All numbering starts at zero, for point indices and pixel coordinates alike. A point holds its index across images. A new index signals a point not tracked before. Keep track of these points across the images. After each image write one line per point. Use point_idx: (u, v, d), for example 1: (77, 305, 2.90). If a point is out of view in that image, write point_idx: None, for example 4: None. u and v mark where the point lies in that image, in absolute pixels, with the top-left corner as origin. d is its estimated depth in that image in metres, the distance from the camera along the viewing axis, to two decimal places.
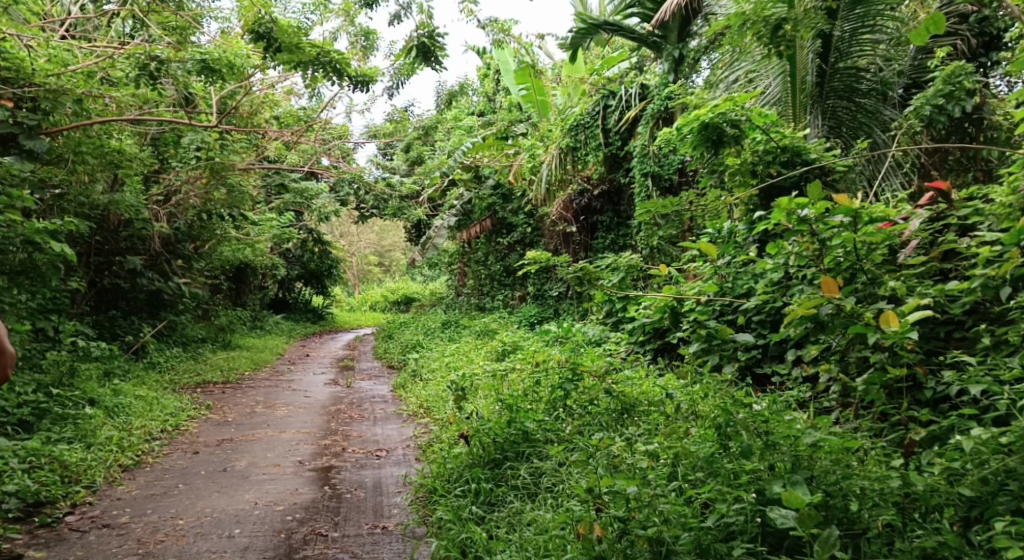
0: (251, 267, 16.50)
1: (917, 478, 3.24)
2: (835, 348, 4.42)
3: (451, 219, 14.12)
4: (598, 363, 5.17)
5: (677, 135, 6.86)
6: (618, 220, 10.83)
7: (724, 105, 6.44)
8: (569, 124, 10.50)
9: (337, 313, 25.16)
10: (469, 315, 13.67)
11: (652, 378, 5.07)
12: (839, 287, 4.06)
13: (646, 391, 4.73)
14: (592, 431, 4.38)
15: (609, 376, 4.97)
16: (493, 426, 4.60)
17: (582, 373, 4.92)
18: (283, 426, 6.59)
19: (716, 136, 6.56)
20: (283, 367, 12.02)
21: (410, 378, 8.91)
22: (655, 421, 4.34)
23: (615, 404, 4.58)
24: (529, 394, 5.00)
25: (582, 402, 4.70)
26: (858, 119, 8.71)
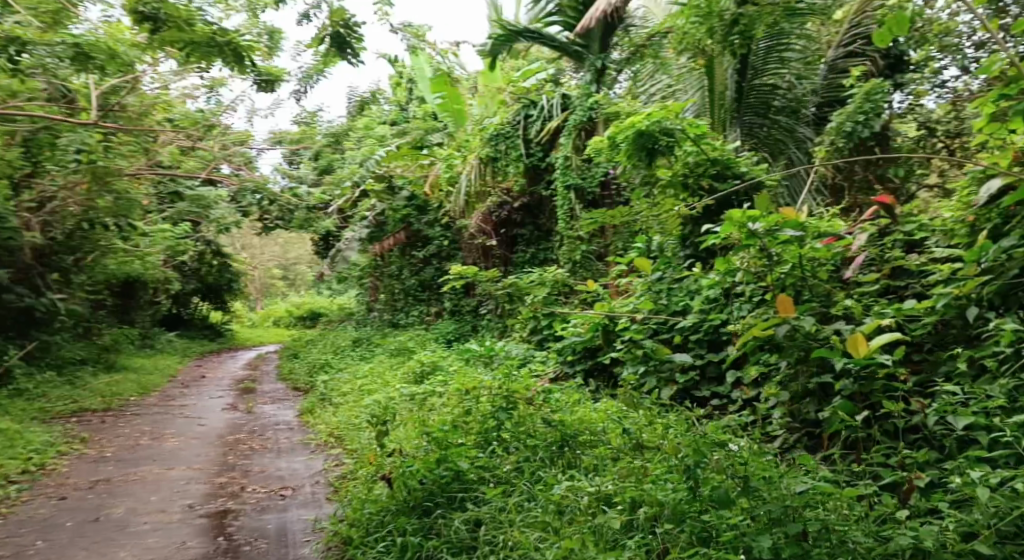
0: (141, 280, 15.33)
1: (928, 534, 2.96)
2: (789, 372, 4.17)
3: (363, 231, 13.50)
4: (532, 388, 4.76)
5: (610, 142, 6.53)
6: (538, 233, 10.62)
7: (658, 115, 6.09)
8: (489, 134, 10.16)
9: (238, 329, 23.87)
10: (382, 332, 13.05)
11: (591, 405, 4.69)
12: (796, 305, 3.92)
13: (587, 421, 4.34)
14: (533, 470, 3.94)
15: (544, 404, 4.56)
16: (418, 464, 4.12)
17: (516, 400, 4.50)
18: (171, 463, 5.86)
19: (650, 147, 6.24)
20: (175, 390, 11.06)
21: (318, 402, 8.25)
22: (599, 456, 3.96)
23: (554, 436, 4.17)
24: (456, 424, 4.52)
25: (519, 434, 4.25)
26: (773, 135, 8.69)
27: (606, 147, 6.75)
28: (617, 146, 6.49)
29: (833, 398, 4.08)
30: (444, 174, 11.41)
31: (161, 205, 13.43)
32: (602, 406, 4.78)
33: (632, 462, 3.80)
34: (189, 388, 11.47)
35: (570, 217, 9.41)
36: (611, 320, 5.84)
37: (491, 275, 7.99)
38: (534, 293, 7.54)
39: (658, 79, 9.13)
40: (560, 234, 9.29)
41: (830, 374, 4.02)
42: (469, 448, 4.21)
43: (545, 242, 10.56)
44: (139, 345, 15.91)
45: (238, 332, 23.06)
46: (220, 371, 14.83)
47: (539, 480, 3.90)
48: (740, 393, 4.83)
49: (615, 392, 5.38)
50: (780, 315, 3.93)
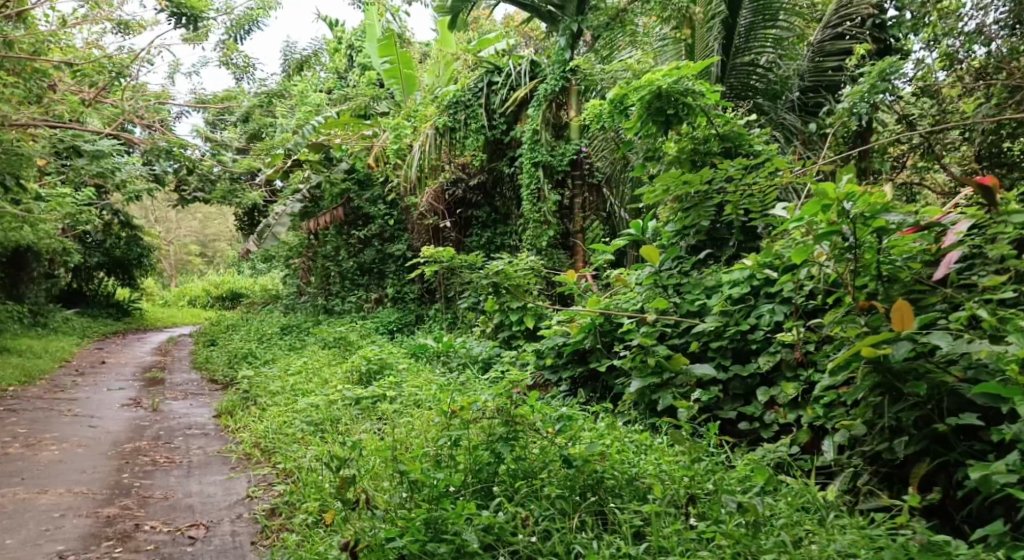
0: (34, 249, 13.57)
1: None
2: (875, 402, 3.33)
3: (296, 205, 12.19)
4: (532, 406, 3.81)
5: (615, 106, 5.49)
6: (497, 216, 9.69)
7: (678, 72, 4.99)
8: (447, 101, 9.13)
9: (148, 308, 21.95)
10: (314, 319, 11.76)
11: (604, 434, 3.78)
12: (913, 318, 3.17)
13: (607, 459, 3.43)
14: (564, 546, 3.01)
15: (549, 432, 3.60)
16: (389, 527, 3.15)
17: (516, 426, 3.53)
18: (47, 484, 4.64)
19: (668, 114, 5.17)
20: (67, 381, 9.58)
21: (240, 403, 7.03)
22: (648, 514, 3.07)
23: (573, 480, 3.29)
24: (437, 457, 3.54)
25: (528, 482, 3.33)
26: (769, 120, 7.57)
27: (605, 109, 5.71)
28: (619, 107, 5.49)
29: (927, 436, 3.24)
30: (391, 145, 10.31)
31: (59, 166, 11.83)
32: (614, 434, 3.83)
33: (699, 539, 2.94)
34: (84, 378, 9.99)
35: (536, 198, 8.46)
36: (608, 320, 4.89)
37: (451, 261, 6.95)
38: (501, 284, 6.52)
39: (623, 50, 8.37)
40: (528, 213, 8.47)
41: (933, 408, 3.23)
42: (462, 498, 3.27)
43: (502, 226, 9.61)
44: (30, 323, 14.17)
45: (150, 311, 21.18)
46: (124, 355, 13.28)
47: (567, 554, 2.98)
48: (777, 416, 3.93)
49: (618, 408, 4.44)
50: (894, 330, 3.18)
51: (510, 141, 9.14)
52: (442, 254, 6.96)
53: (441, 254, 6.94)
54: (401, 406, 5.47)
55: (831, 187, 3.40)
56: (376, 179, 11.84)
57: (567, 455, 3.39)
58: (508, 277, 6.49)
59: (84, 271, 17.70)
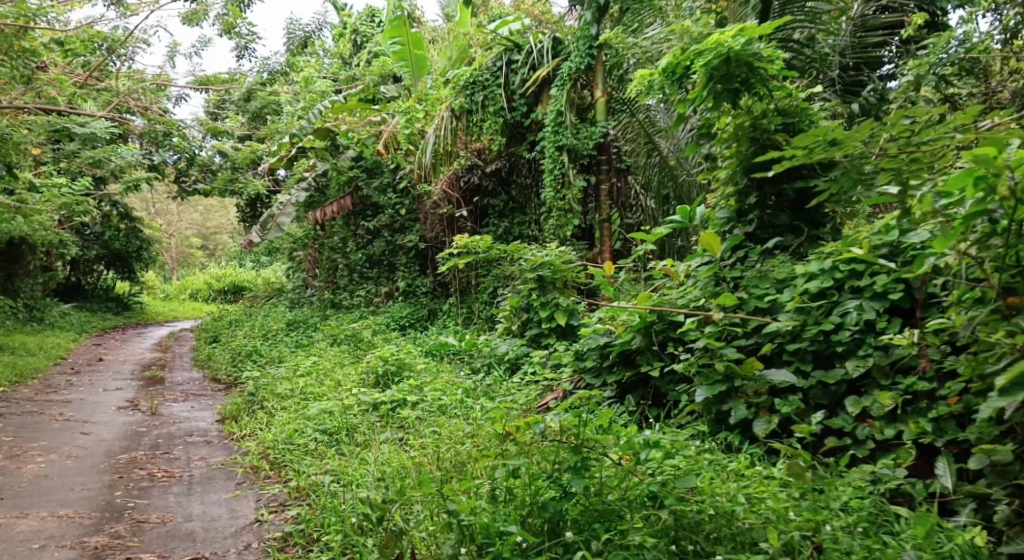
0: (29, 241, 13.07)
1: None
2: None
3: (301, 195, 11.65)
4: (596, 424, 3.37)
5: (669, 77, 4.78)
6: (513, 205, 9.18)
7: (748, 34, 4.38)
8: (463, 81, 8.43)
9: (148, 301, 21.46)
10: (321, 314, 11.23)
11: (679, 459, 3.31)
12: None
13: (700, 498, 2.99)
14: None
15: (619, 456, 3.19)
16: None
17: (587, 451, 3.11)
18: (26, 507, 4.18)
19: (735, 82, 4.51)
20: (61, 382, 9.08)
21: (244, 408, 6.51)
22: None
23: (667, 527, 2.83)
24: (493, 494, 3.14)
25: (611, 531, 2.89)
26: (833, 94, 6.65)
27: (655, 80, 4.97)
28: (675, 78, 4.76)
29: None
30: (402, 129, 9.77)
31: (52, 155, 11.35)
32: (686, 460, 3.33)
33: None
34: (78, 378, 9.49)
35: (559, 183, 7.87)
36: (662, 319, 4.32)
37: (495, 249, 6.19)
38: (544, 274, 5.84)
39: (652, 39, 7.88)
40: (552, 201, 7.88)
41: None
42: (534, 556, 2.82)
43: (519, 215, 9.06)
44: (25, 319, 13.71)
45: (150, 305, 20.68)
46: (121, 351, 12.80)
47: None
48: (872, 430, 3.38)
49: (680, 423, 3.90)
50: None
51: (530, 124, 8.57)
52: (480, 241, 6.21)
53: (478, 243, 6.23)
54: (422, 418, 4.93)
55: (992, 153, 2.85)
56: (385, 166, 11.27)
57: (653, 489, 2.99)
58: (559, 270, 5.82)
59: (82, 264, 17.21)
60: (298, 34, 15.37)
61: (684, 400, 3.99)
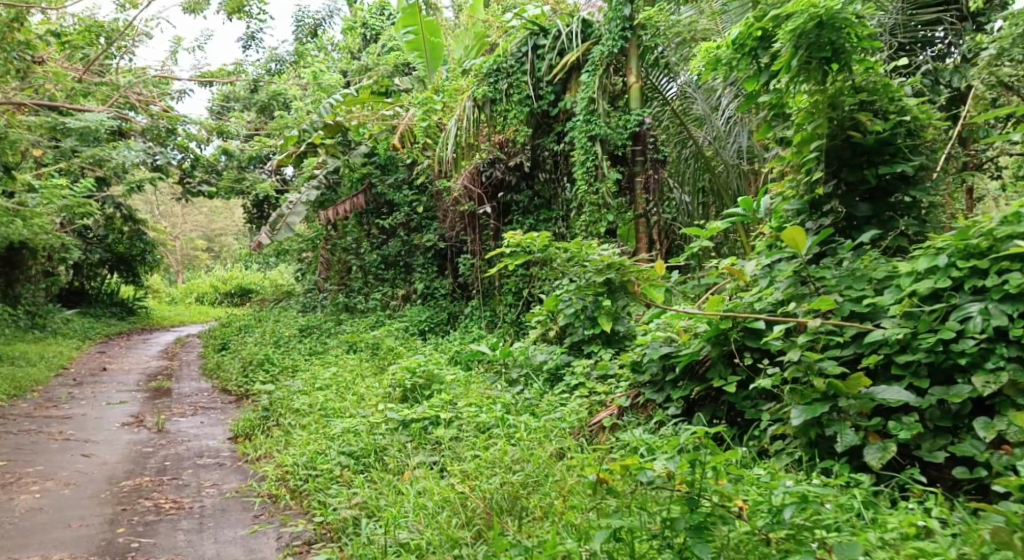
0: (30, 245, 12.62)
1: None
2: None
3: (312, 193, 11.13)
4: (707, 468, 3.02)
5: (739, 49, 4.26)
6: (537, 202, 8.65)
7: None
8: (486, 69, 7.95)
9: (153, 305, 21.01)
10: (334, 318, 10.74)
11: (791, 497, 2.87)
12: None
13: None
14: None
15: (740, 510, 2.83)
16: None
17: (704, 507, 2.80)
18: (17, 550, 3.72)
19: (826, 51, 3.95)
20: (62, 395, 8.62)
21: (259, 425, 6.02)
22: None
23: None
24: None
25: None
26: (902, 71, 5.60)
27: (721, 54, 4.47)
28: (745, 51, 4.26)
29: None
30: (420, 122, 9.32)
31: (53, 155, 10.93)
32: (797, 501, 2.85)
33: None
34: (81, 391, 9.03)
35: (591, 176, 7.37)
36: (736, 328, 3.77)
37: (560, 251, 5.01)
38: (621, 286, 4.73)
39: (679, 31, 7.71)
40: (587, 200, 7.35)
41: None
42: None
43: (544, 212, 8.53)
44: (27, 326, 13.29)
45: (155, 309, 20.25)
46: (126, 358, 12.35)
47: None
48: (1013, 458, 2.88)
49: (775, 451, 3.41)
50: None
51: (557, 114, 8.05)
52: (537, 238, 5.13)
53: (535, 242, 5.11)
54: (460, 443, 4.40)
55: None
56: (399, 163, 10.77)
57: (803, 553, 2.61)
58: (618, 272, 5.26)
59: (85, 268, 16.78)
60: (308, 21, 14.70)
61: (773, 421, 3.49)
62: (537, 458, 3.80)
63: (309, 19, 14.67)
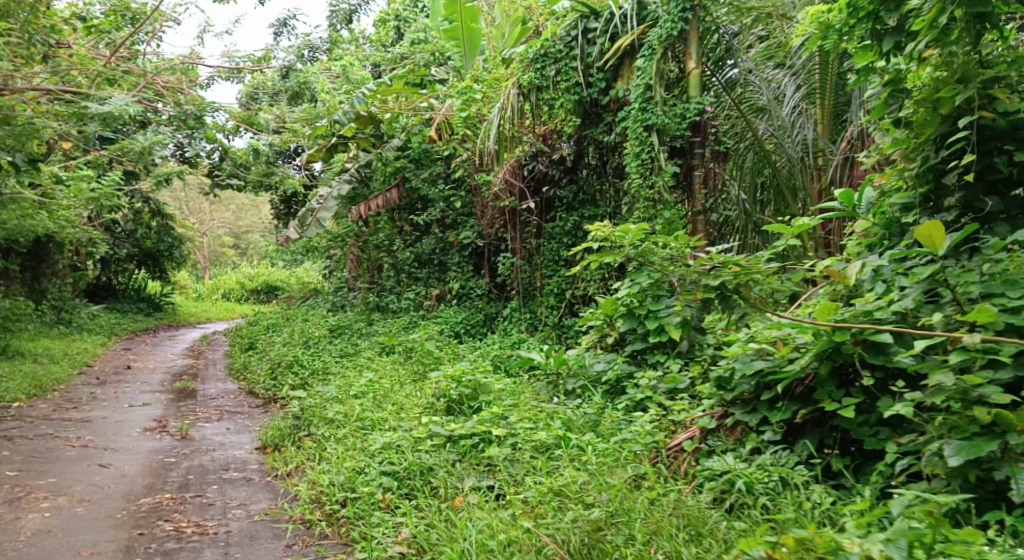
0: (56, 238, 12.34)
1: None
2: None
3: (344, 186, 10.77)
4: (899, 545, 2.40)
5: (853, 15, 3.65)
6: (581, 197, 8.14)
7: None
8: (532, 54, 7.46)
9: (179, 301, 20.80)
10: (365, 319, 10.30)
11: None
12: None
13: None
14: None
15: None
16: None
17: None
18: None
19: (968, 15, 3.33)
20: (83, 395, 8.24)
21: (289, 435, 5.56)
22: None
23: None
24: None
25: None
26: None
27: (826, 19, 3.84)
28: (862, 14, 3.68)
29: None
30: (459, 112, 8.93)
31: (79, 147, 10.66)
32: None
33: None
34: (103, 391, 8.65)
35: (646, 169, 6.78)
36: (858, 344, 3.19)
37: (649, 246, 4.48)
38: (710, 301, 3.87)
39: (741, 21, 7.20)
40: (643, 196, 6.77)
41: None
42: None
43: (591, 208, 8.04)
44: (52, 321, 13.05)
45: (181, 305, 20.01)
46: (151, 356, 12.04)
47: None
48: None
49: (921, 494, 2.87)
50: None
51: (607, 102, 7.43)
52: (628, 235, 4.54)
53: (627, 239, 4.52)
54: (517, 469, 3.90)
55: None
56: (435, 156, 10.29)
57: None
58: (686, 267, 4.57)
59: (112, 263, 16.57)
60: (343, 7, 14.29)
61: (912, 455, 2.94)
62: (615, 491, 3.27)
63: (342, 6, 14.24)
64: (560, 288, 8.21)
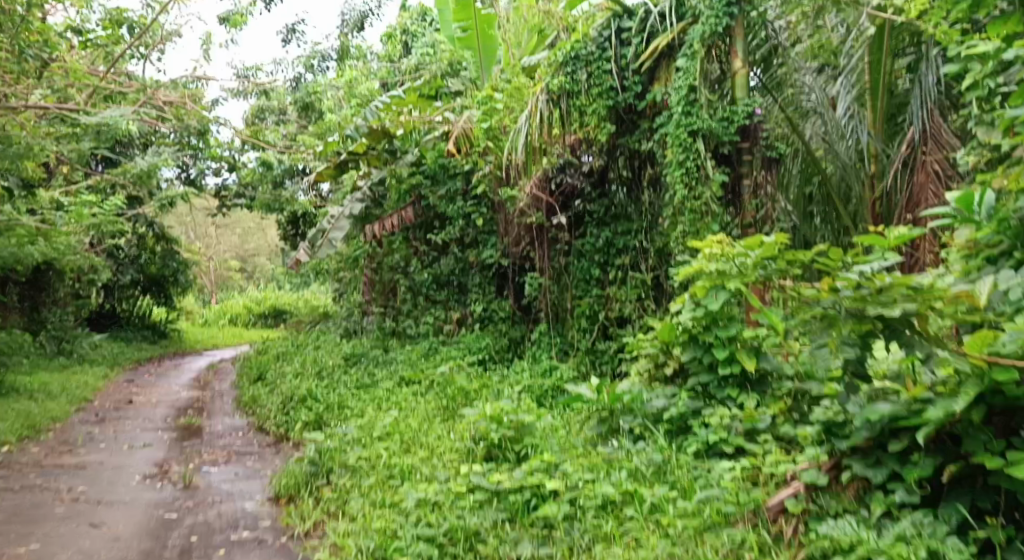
0: (56, 265, 11.81)
1: None
2: None
3: (357, 206, 10.20)
4: None
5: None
6: (613, 213, 7.66)
7: None
8: (561, 57, 6.89)
9: (185, 328, 20.21)
10: (381, 345, 9.71)
11: None
12: None
13: None
14: None
15: None
16: None
17: None
18: None
19: None
20: (79, 436, 7.64)
21: (305, 485, 4.92)
22: None
23: None
24: None
25: None
26: None
27: None
28: None
29: None
30: (481, 123, 8.39)
31: (78, 170, 10.16)
32: None
33: None
34: (102, 430, 8.04)
35: (692, 178, 6.17)
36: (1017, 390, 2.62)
37: (772, 265, 3.81)
38: (868, 334, 3.13)
39: (788, 18, 6.64)
40: (688, 207, 6.17)
41: None
42: None
43: (625, 224, 7.56)
44: (52, 353, 12.50)
45: (187, 332, 19.39)
46: (155, 388, 11.41)
47: None
48: None
49: None
50: None
51: (643, 108, 6.91)
52: (753, 251, 3.83)
53: (750, 258, 3.83)
54: (581, 533, 3.29)
55: None
56: (452, 172, 9.74)
57: None
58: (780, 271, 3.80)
59: (116, 290, 16.01)
60: (354, 13, 13.57)
61: None
62: None
63: (354, 10, 13.54)
64: (595, 310, 7.63)
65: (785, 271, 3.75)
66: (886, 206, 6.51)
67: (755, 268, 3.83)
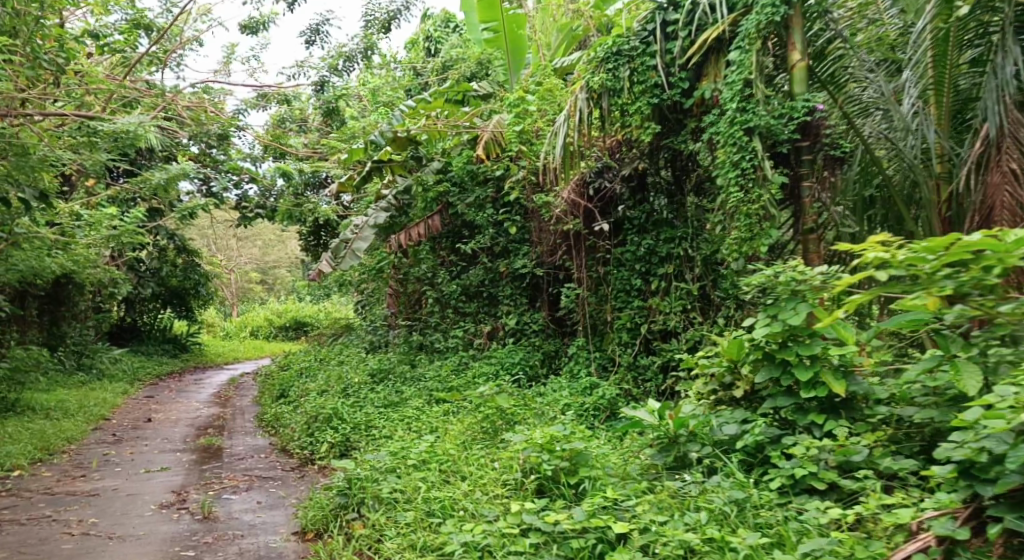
0: (74, 278, 11.49)
1: None
2: None
3: (381, 216, 9.78)
4: None
5: None
6: (652, 220, 7.21)
7: None
8: (602, 52, 6.42)
9: (206, 341, 19.95)
10: (408, 360, 9.29)
11: None
12: None
13: None
14: None
15: None
16: None
17: None
18: None
19: None
20: (94, 460, 7.25)
21: (335, 519, 4.48)
22: None
23: None
24: None
25: None
26: None
27: None
28: None
29: None
30: (513, 126, 7.98)
31: (98, 181, 9.85)
32: None
33: None
34: (118, 452, 7.65)
35: (747, 180, 5.67)
36: None
37: (959, 273, 3.29)
38: None
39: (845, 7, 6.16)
40: (743, 214, 5.70)
41: None
42: None
43: (666, 230, 7.08)
44: (71, 369, 12.19)
45: (208, 345, 19.13)
46: (175, 405, 11.06)
47: None
48: None
49: None
50: None
51: (690, 107, 6.41)
52: (937, 255, 3.27)
53: (932, 264, 3.29)
54: None
55: None
56: (480, 179, 9.32)
57: None
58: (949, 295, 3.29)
59: (136, 303, 15.75)
60: (379, 15, 13.37)
61: None
62: None
63: (377, 17, 13.24)
64: (637, 322, 7.16)
65: (979, 277, 3.23)
66: (957, 210, 5.69)
67: (935, 276, 3.31)
